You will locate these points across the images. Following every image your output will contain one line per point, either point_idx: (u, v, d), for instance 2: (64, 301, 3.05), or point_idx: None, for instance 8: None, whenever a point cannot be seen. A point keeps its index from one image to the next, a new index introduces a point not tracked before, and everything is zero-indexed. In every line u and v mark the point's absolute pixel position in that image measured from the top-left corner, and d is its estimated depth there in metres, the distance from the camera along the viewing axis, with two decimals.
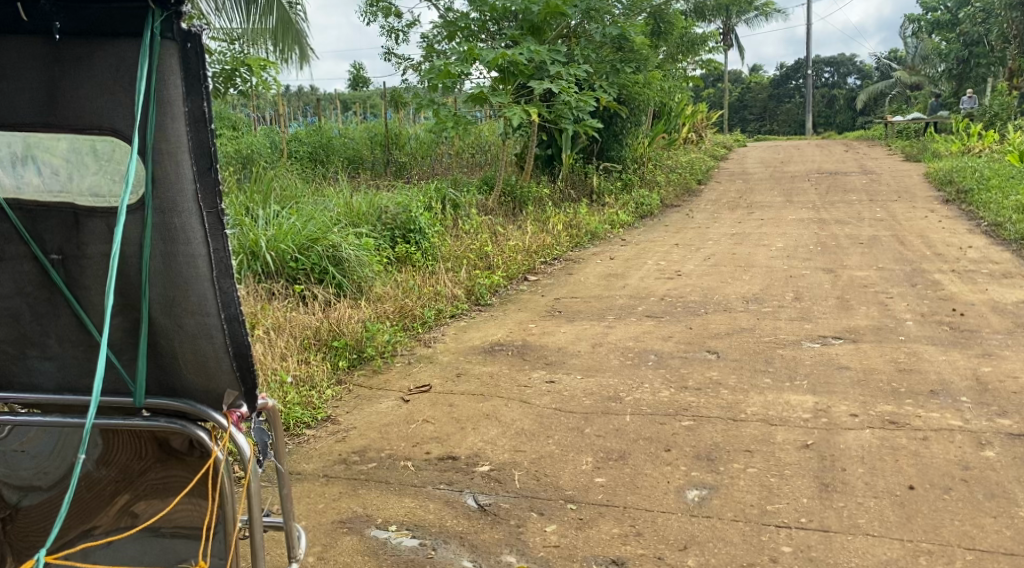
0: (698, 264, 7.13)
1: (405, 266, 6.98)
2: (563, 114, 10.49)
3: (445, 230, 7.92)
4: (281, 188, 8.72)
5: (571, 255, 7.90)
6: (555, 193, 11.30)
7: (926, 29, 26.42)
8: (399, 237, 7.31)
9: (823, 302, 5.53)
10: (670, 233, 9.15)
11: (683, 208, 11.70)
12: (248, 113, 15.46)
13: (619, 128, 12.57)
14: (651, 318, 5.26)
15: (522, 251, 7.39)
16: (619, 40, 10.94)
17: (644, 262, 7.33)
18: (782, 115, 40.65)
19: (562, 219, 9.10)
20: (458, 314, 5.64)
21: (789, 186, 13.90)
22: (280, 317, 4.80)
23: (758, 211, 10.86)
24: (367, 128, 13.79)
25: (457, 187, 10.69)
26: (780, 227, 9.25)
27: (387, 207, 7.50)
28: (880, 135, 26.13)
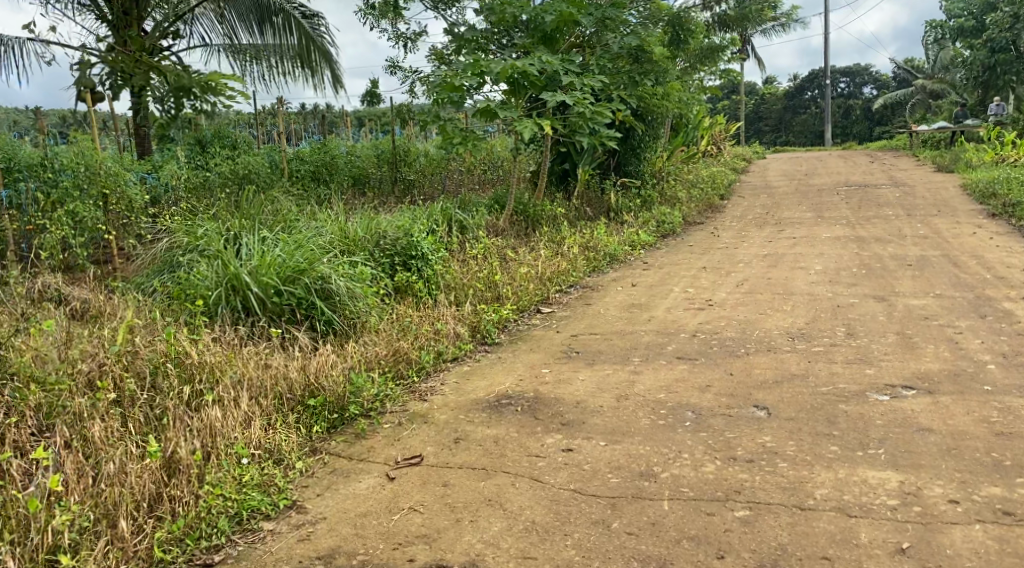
0: (732, 291, 6.41)
1: (406, 299, 6.33)
2: (579, 128, 9.81)
3: (450, 256, 7.24)
4: (275, 211, 8.07)
5: (589, 282, 7.18)
6: (571, 211, 10.61)
7: (951, 37, 25.65)
8: (399, 264, 6.65)
9: (882, 339, 4.80)
10: (695, 255, 8.44)
11: (707, 226, 10.98)
12: (251, 130, 14.83)
13: (637, 142, 11.86)
14: (686, 362, 4.53)
15: (535, 278, 6.69)
16: (637, 51, 10.25)
17: (671, 290, 6.62)
18: (800, 125, 39.85)
19: (577, 240, 8.40)
20: (461, 356, 4.94)
21: (818, 200, 13.16)
22: (252, 363, 4.10)
23: (789, 228, 10.11)
24: (373, 145, 13.17)
25: (465, 206, 10.05)
26: (817, 247, 8.52)
27: (386, 232, 6.85)
28: (905, 145, 25.32)
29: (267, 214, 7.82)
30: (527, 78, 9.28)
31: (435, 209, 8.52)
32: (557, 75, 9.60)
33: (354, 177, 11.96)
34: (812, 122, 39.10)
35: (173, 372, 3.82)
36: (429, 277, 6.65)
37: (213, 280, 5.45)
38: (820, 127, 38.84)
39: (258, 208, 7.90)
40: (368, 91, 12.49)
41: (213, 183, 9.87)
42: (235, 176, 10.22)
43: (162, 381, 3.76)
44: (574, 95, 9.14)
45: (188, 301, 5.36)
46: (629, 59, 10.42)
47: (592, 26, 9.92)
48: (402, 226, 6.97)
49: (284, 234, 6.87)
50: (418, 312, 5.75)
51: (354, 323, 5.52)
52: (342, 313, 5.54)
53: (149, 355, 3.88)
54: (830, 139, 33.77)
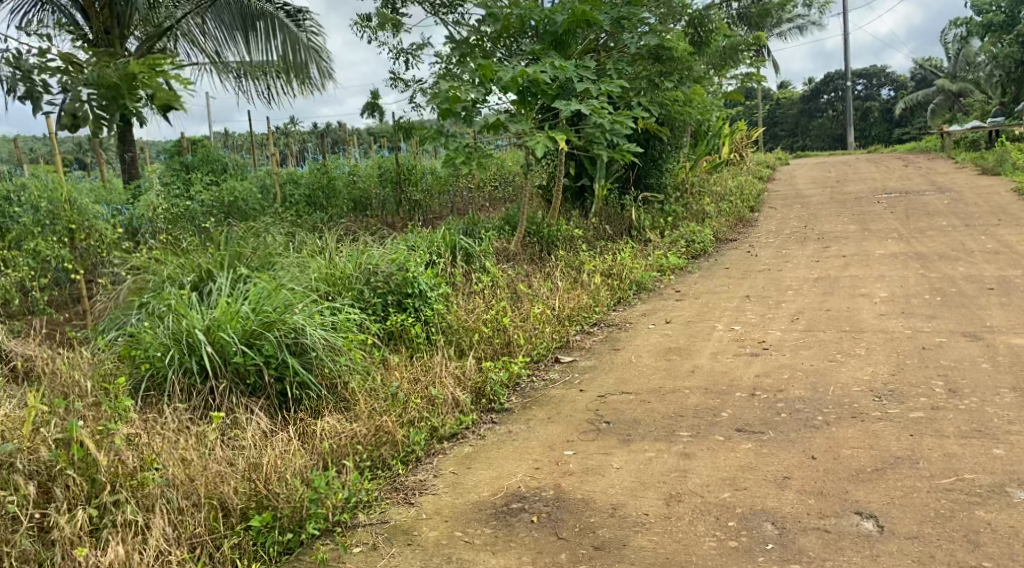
0: (787, 330, 5.40)
1: (401, 348, 5.41)
2: (595, 141, 8.82)
3: (453, 293, 6.27)
4: (259, 242, 7.14)
5: (615, 318, 6.17)
6: (588, 230, 9.62)
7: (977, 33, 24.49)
8: (393, 304, 5.71)
9: (996, 396, 3.81)
10: (734, 279, 7.44)
11: (742, 243, 9.97)
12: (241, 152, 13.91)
13: (660, 152, 10.82)
14: (751, 438, 3.54)
15: (553, 317, 5.71)
16: (658, 52, 9.20)
17: (713, 328, 5.61)
18: (817, 129, 38.65)
19: (598, 267, 7.41)
20: (460, 431, 3.96)
21: (860, 211, 12.11)
22: (191, 453, 3.25)
23: (835, 245, 9.09)
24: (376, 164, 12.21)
25: (472, 229, 9.13)
26: (872, 268, 7.48)
27: (377, 267, 5.91)
28: (934, 148, 24.15)
29: (250, 245, 6.90)
30: (537, 86, 8.30)
31: (438, 234, 7.55)
32: (571, 82, 8.65)
33: (355, 199, 10.99)
34: (833, 126, 37.87)
35: (75, 472, 2.96)
36: (428, 320, 5.73)
37: (166, 335, 4.54)
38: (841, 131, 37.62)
39: (236, 237, 6.98)
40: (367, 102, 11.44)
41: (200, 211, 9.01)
42: (225, 203, 9.34)
43: (60, 484, 2.94)
44: (590, 103, 8.17)
45: (135, 363, 4.48)
46: (648, 63, 9.39)
47: (607, 27, 8.91)
48: (397, 257, 6.03)
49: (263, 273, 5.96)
50: (414, 370, 4.80)
51: (333, 385, 4.59)
52: (321, 370, 4.59)
53: (52, 445, 3.04)
54: (853, 141, 32.52)
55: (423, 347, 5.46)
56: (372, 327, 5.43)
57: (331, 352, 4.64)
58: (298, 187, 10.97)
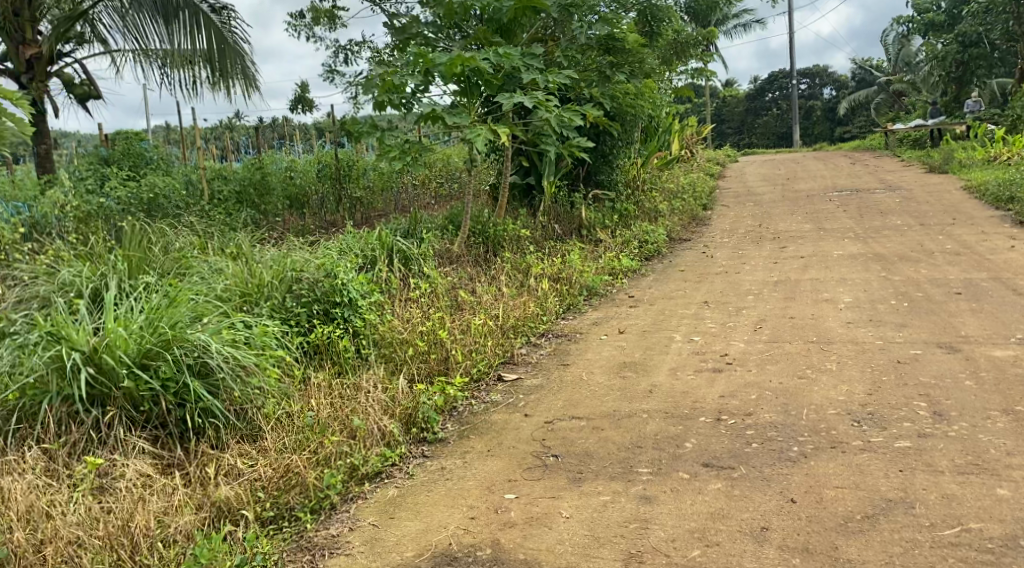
0: (749, 342, 4.98)
1: (326, 367, 4.88)
2: (543, 135, 8.35)
3: (387, 301, 5.74)
4: (175, 242, 6.53)
5: (565, 327, 5.69)
6: (537, 230, 9.15)
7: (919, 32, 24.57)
8: (317, 316, 5.18)
9: (987, 421, 3.42)
10: (689, 284, 7.02)
11: (696, 243, 9.60)
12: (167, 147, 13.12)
13: (610, 148, 10.37)
14: (720, 476, 3.11)
15: (497, 328, 5.20)
16: (608, 42, 8.78)
17: (671, 339, 5.18)
18: (761, 128, 38.75)
19: (546, 271, 6.94)
20: (385, 469, 3.44)
21: (812, 210, 11.85)
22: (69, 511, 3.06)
23: (791, 245, 8.76)
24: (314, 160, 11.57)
25: (414, 228, 8.59)
26: (832, 271, 7.13)
27: (302, 273, 5.35)
28: (879, 147, 24.19)
29: (164, 245, 6.27)
30: (481, 76, 7.79)
31: (374, 234, 6.94)
32: (516, 73, 8.16)
33: (290, 196, 10.35)
34: (779, 124, 38.05)
35: None
36: (357, 332, 5.20)
37: (45, 352, 3.94)
38: (785, 129, 37.75)
39: (149, 236, 6.36)
40: (298, 97, 10.77)
41: (114, 208, 8.33)
42: (142, 200, 8.67)
43: None
44: (536, 95, 7.67)
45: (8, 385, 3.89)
46: (598, 53, 8.96)
47: (555, 15, 8.44)
48: (324, 262, 5.47)
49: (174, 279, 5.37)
50: (337, 393, 4.25)
51: (241, 411, 4.03)
52: (229, 392, 4.02)
53: None
54: (800, 139, 32.62)
55: (351, 364, 4.92)
56: (294, 340, 4.88)
57: (240, 372, 4.07)
58: (228, 182, 10.29)
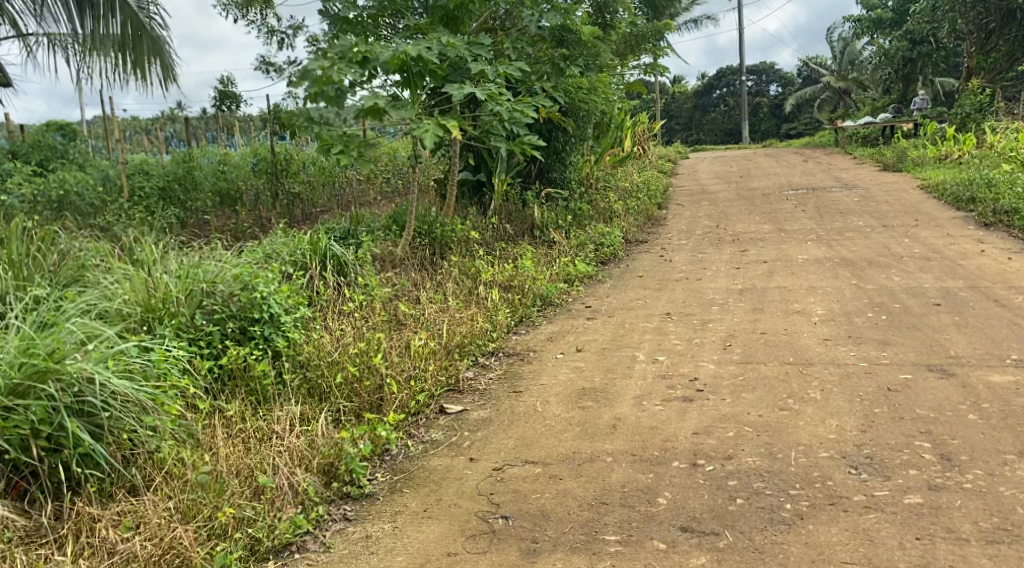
0: (719, 361, 4.48)
1: (240, 395, 4.37)
2: (492, 131, 7.78)
3: (314, 315, 5.18)
4: (79, 245, 5.85)
5: (517, 343, 5.13)
6: (486, 230, 8.57)
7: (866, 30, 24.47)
8: (234, 336, 4.62)
9: (1005, 468, 2.97)
10: (650, 292, 6.53)
11: (653, 245, 9.14)
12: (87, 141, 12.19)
13: (564, 144, 9.84)
14: (703, 546, 2.66)
15: (442, 350, 4.61)
16: (560, 33, 8.23)
17: (633, 359, 4.66)
18: (709, 124, 38.61)
19: (496, 278, 6.40)
20: (296, 539, 2.97)
21: (770, 209, 11.48)
22: None
23: (753, 249, 8.34)
24: (248, 155, 10.85)
25: (353, 230, 7.96)
26: (800, 277, 6.68)
27: (217, 287, 4.76)
28: (829, 144, 24.06)
29: (64, 248, 5.58)
30: (425, 67, 7.17)
31: (307, 237, 6.25)
32: (463, 63, 7.56)
33: (221, 192, 9.63)
34: (727, 120, 38.02)
35: None
36: (276, 352, 4.67)
37: None
38: (733, 125, 37.66)
39: (46, 234, 5.68)
40: (222, 93, 10.02)
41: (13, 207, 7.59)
42: (52, 197, 7.97)
43: None
44: (485, 89, 7.11)
45: None
46: (550, 45, 8.41)
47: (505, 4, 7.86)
48: (241, 272, 4.90)
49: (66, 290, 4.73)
50: (248, 435, 3.74)
51: (129, 457, 3.47)
52: (116, 431, 3.47)
53: None
54: (748, 135, 32.51)
55: (268, 394, 4.42)
56: (203, 366, 4.32)
57: (129, 411, 3.51)
58: (152, 179, 9.56)
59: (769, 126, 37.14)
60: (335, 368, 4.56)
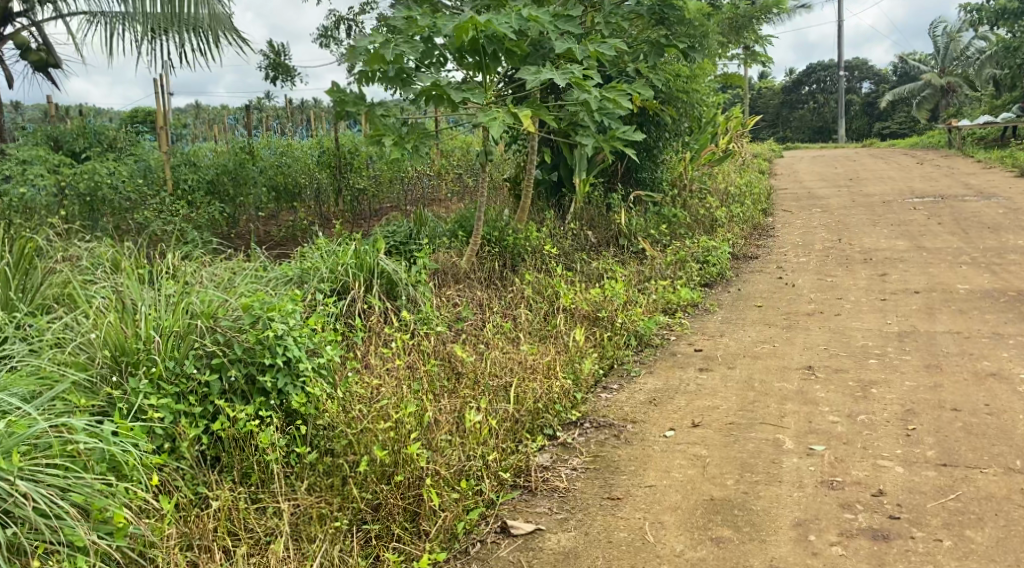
0: (905, 459, 3.14)
1: (234, 479, 3.21)
2: (579, 122, 6.48)
3: (348, 358, 3.98)
4: (78, 249, 4.77)
5: (610, 406, 3.86)
6: (567, 237, 7.29)
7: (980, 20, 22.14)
8: (236, 393, 3.46)
9: None
10: (777, 329, 5.18)
11: (765, 262, 7.75)
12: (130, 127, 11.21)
13: (656, 140, 8.36)
14: None
15: (510, 431, 3.36)
16: (662, 8, 6.87)
17: (776, 445, 3.34)
18: (798, 121, 36.33)
19: (579, 306, 5.15)
20: None
21: (896, 220, 9.94)
22: None
23: (892, 272, 6.90)
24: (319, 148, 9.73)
25: (412, 238, 6.76)
26: (971, 317, 5.27)
27: (218, 326, 3.57)
28: (938, 145, 21.93)
29: (57, 255, 4.49)
30: (500, 45, 5.90)
31: (348, 249, 5.03)
32: (546, 40, 6.26)
33: (276, 186, 8.57)
34: (817, 118, 35.75)
35: None
36: (291, 415, 3.49)
37: None
38: (824, 123, 35.33)
39: (40, 237, 4.60)
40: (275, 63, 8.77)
41: (34, 203, 6.47)
42: (81, 189, 6.78)
43: None
44: (573, 70, 5.82)
45: None
46: (650, 23, 7.03)
47: None
48: (253, 301, 3.70)
49: (41, 318, 3.66)
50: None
51: None
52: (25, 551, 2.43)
53: None
54: (843, 135, 30.26)
55: (267, 475, 3.22)
56: (187, 436, 3.17)
57: None
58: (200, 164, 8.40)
59: (864, 124, 34.72)
60: (369, 438, 3.30)
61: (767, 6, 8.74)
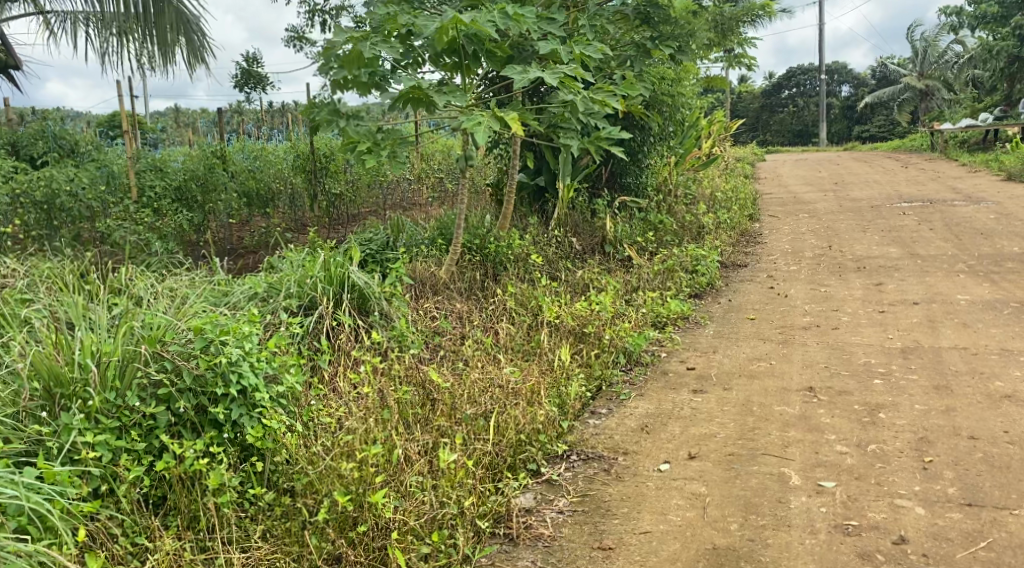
0: (924, 498, 2.88)
1: (179, 524, 2.88)
2: (561, 125, 6.17)
3: (313, 383, 3.64)
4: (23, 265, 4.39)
5: (599, 436, 3.54)
6: (550, 244, 6.96)
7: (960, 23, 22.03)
8: (185, 426, 3.12)
9: None
10: (774, 345, 4.89)
11: (755, 271, 7.48)
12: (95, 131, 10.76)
13: (641, 144, 8.06)
14: None
15: (486, 470, 3.10)
16: (648, 9, 6.58)
17: (781, 480, 3.05)
18: (778, 124, 36.22)
19: (564, 321, 4.82)
20: None
21: (886, 226, 9.70)
22: None
23: (889, 281, 6.64)
24: (291, 149, 9.64)
25: (387, 249, 6.44)
26: (977, 330, 5.00)
27: (166, 351, 3.22)
28: (920, 149, 21.79)
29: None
30: (481, 45, 5.55)
31: (317, 263, 4.68)
32: (527, 39, 5.94)
33: (248, 193, 8.19)
34: (798, 121, 35.67)
35: None
36: (247, 450, 3.16)
37: None
38: (805, 127, 35.26)
39: None
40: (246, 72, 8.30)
41: None
42: (37, 196, 6.38)
43: None
44: (558, 72, 5.51)
45: None
46: (635, 24, 6.77)
47: None
48: (205, 323, 3.34)
49: None
50: None
51: None
52: None
53: None
54: (825, 138, 30.15)
55: (217, 520, 2.87)
56: (127, 477, 2.82)
57: None
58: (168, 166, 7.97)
59: (844, 126, 34.67)
60: (335, 476, 2.97)
61: (752, 7, 8.44)
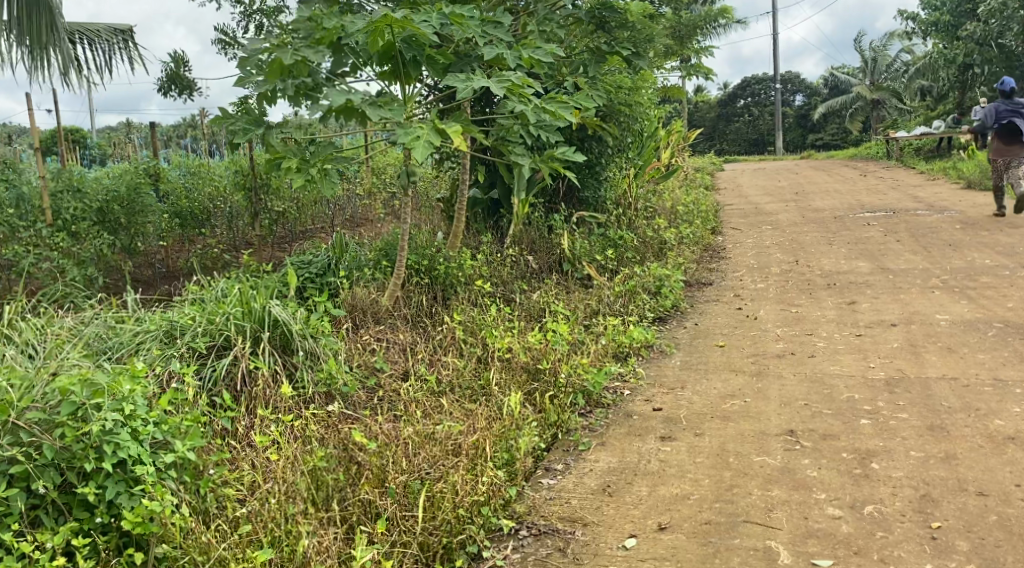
0: None
1: None
2: (509, 139, 5.68)
3: (217, 444, 3.11)
4: None
5: (555, 502, 3.06)
6: (503, 264, 6.47)
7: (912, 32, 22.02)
8: (47, 508, 2.61)
9: None
10: (748, 378, 4.42)
11: (722, 289, 7.06)
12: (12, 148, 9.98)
13: (598, 155, 7.64)
14: None
15: (412, 560, 2.71)
16: (602, 13, 6.14)
17: (767, 559, 2.66)
18: (733, 133, 36.18)
19: (515, 356, 4.31)
20: None
21: (852, 238, 9.36)
22: None
23: (862, 300, 6.25)
24: (230, 166, 8.98)
25: (326, 272, 5.89)
26: (963, 356, 4.60)
27: (25, 417, 2.68)
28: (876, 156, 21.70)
29: None
30: (420, 51, 5.05)
31: (238, 295, 4.13)
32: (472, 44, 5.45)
33: (179, 211, 7.33)
34: (753, 130, 35.66)
35: None
36: (127, 538, 2.63)
37: None
38: (761, 135, 35.26)
39: None
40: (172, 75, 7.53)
41: None
42: None
43: None
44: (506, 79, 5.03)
45: None
46: (589, 29, 6.30)
47: None
48: (76, 383, 2.84)
49: None
50: None
51: None
52: None
53: None
54: (780, 147, 30.09)
55: None
56: None
57: None
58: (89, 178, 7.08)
59: (799, 135, 34.74)
60: None
61: (710, 13, 8.02)
